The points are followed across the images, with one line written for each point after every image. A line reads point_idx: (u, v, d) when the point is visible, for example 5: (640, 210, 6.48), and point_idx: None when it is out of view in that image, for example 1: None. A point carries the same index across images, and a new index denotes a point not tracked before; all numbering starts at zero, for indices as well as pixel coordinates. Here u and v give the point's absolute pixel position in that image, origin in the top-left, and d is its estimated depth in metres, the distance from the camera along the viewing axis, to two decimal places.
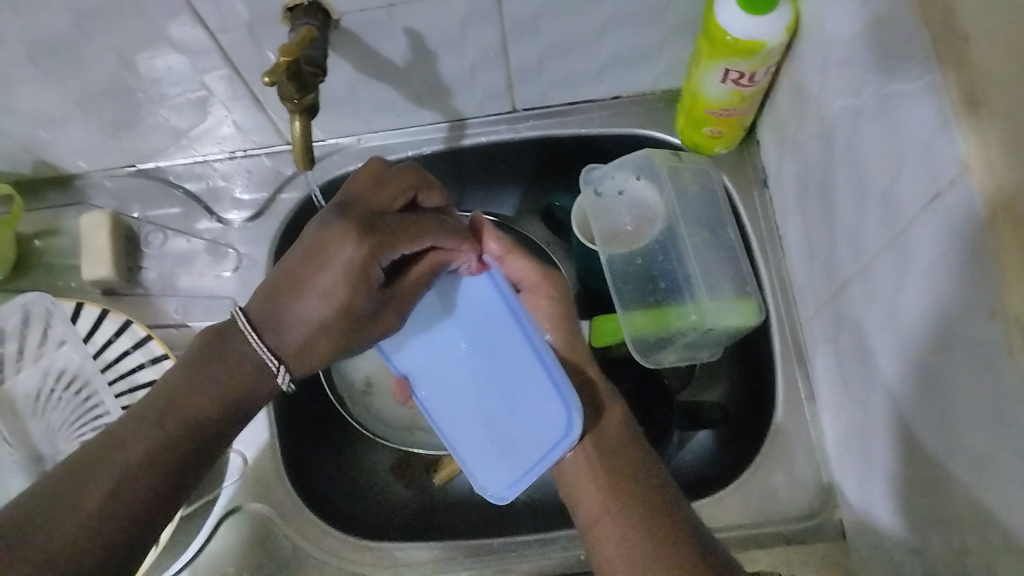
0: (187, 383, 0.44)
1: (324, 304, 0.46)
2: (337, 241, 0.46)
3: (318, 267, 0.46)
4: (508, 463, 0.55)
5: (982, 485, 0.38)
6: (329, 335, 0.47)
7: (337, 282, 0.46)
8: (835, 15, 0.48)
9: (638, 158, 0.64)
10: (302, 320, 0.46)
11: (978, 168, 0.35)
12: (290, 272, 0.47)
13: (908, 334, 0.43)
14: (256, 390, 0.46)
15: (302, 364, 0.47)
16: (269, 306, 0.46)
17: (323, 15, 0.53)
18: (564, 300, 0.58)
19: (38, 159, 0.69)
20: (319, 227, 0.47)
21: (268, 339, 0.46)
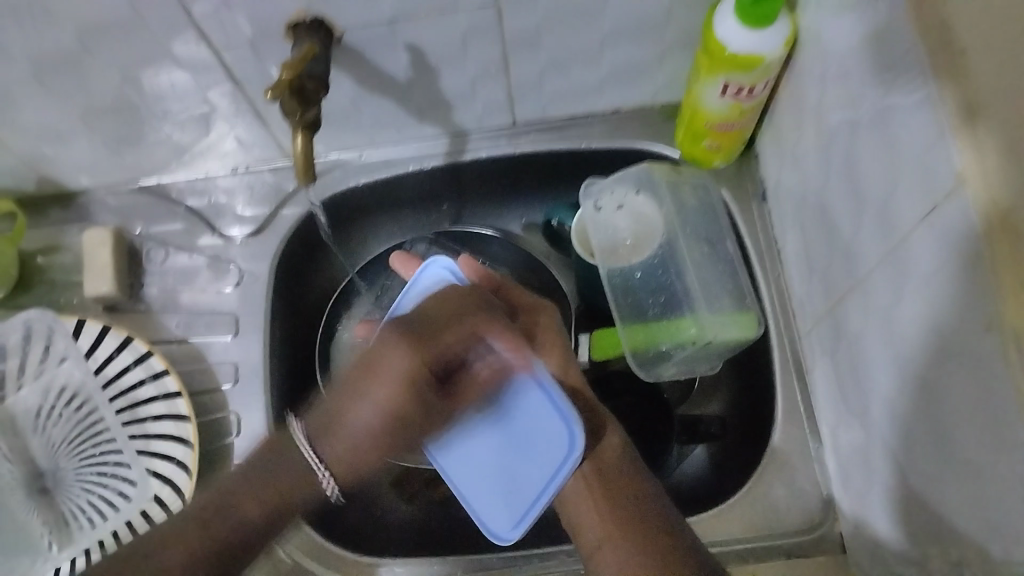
0: (234, 496, 0.47)
1: (377, 412, 0.47)
2: (389, 357, 0.47)
3: (381, 383, 0.47)
4: (512, 500, 0.50)
5: (981, 498, 0.38)
6: (381, 441, 0.47)
7: (392, 395, 0.46)
8: (831, 29, 0.48)
9: (636, 172, 0.64)
10: (358, 428, 0.47)
11: (973, 180, 0.35)
12: (352, 383, 0.47)
13: (906, 346, 0.43)
14: (295, 495, 0.48)
15: (346, 473, 0.48)
16: (329, 413, 0.47)
17: (327, 31, 0.54)
18: (558, 326, 0.54)
19: (42, 175, 0.69)
20: (385, 340, 0.47)
21: (321, 449, 0.47)
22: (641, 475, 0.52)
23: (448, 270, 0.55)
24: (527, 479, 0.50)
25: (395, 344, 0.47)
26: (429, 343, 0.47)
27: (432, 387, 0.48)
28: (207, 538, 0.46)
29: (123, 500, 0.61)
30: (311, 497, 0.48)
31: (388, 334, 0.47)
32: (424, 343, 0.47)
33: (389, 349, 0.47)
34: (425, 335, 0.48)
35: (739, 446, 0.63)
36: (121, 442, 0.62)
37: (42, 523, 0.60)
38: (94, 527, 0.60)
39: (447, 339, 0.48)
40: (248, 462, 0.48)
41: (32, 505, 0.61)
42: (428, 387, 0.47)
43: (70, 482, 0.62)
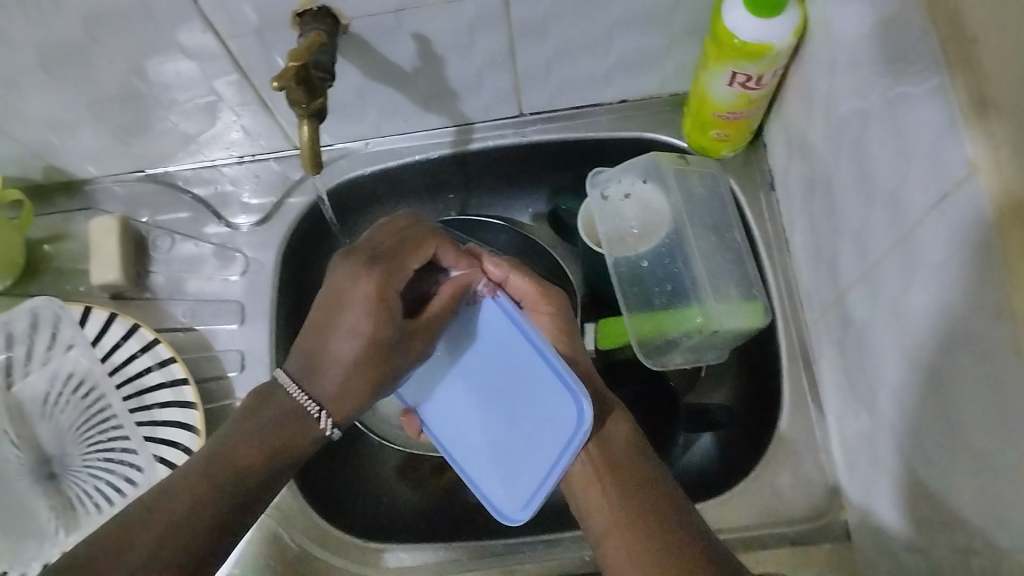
0: (231, 441, 0.47)
1: (353, 337, 0.48)
2: (348, 292, 0.49)
3: (347, 310, 0.48)
4: (523, 482, 0.52)
5: (989, 488, 0.38)
6: (363, 371, 0.48)
7: (365, 318, 0.48)
8: (841, 17, 0.48)
9: (645, 161, 0.64)
10: (335, 358, 0.48)
11: (984, 169, 0.35)
12: (326, 312, 0.49)
13: (915, 336, 0.43)
14: (296, 442, 0.48)
15: (340, 408, 0.48)
16: (309, 352, 0.49)
17: (333, 20, 0.53)
18: (565, 316, 0.56)
19: (49, 164, 0.69)
20: (349, 274, 0.49)
21: (311, 392, 0.48)
22: (648, 465, 0.52)
23: None
24: (538, 459, 0.51)
25: (360, 267, 0.49)
26: (388, 267, 0.50)
27: (396, 307, 0.49)
28: (218, 489, 0.45)
29: (131, 485, 0.61)
30: (306, 440, 0.48)
31: (352, 267, 0.49)
32: (387, 264, 0.50)
33: (349, 281, 0.49)
34: (381, 259, 0.50)
35: (744, 436, 0.63)
36: (128, 428, 0.62)
37: (49, 509, 0.61)
38: (102, 513, 0.61)
39: (405, 258, 0.51)
40: (243, 411, 0.48)
41: (40, 491, 0.62)
42: (396, 306, 0.49)
43: (79, 468, 0.63)
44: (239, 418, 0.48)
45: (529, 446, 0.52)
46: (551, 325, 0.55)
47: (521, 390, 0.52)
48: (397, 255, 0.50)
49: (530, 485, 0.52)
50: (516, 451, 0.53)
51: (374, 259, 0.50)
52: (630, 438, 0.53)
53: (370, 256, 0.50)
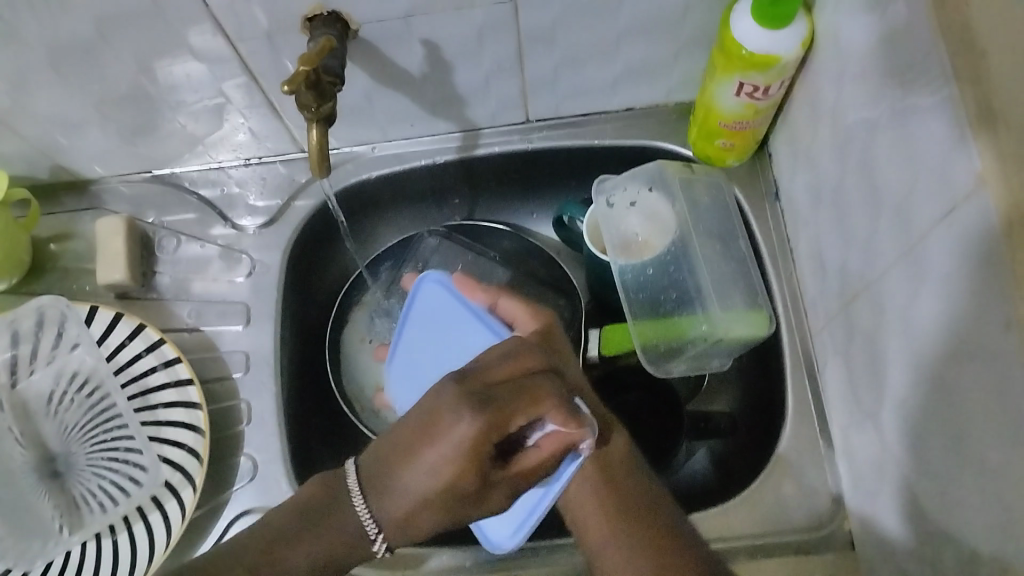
0: (288, 538, 0.45)
1: (434, 480, 0.45)
2: (452, 448, 0.44)
3: (445, 455, 0.44)
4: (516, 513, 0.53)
5: (996, 498, 0.38)
6: (431, 504, 0.45)
7: (452, 461, 0.44)
8: (849, 29, 0.48)
9: (650, 170, 0.65)
10: (411, 491, 0.45)
11: (993, 181, 0.36)
12: (409, 443, 0.46)
13: (921, 346, 0.44)
14: (343, 559, 0.46)
15: (399, 530, 0.46)
16: (383, 458, 0.47)
17: (343, 26, 0.54)
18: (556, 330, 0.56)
19: (56, 163, 0.69)
20: (451, 396, 0.45)
21: (373, 509, 0.46)
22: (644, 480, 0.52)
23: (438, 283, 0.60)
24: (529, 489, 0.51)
25: (457, 403, 0.44)
26: (496, 430, 0.44)
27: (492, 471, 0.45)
28: (256, 558, 0.44)
29: (134, 485, 0.61)
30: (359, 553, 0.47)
31: (447, 388, 0.46)
32: (493, 403, 0.44)
33: (460, 435, 0.44)
34: (492, 403, 0.44)
35: (748, 443, 0.64)
36: (132, 427, 0.63)
37: (52, 508, 0.61)
38: (105, 512, 0.61)
39: (519, 418, 0.44)
40: (302, 505, 0.47)
41: (44, 490, 0.62)
42: (489, 462, 0.44)
43: (82, 466, 0.63)
44: (307, 492, 0.48)
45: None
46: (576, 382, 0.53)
47: None
48: (494, 397, 0.44)
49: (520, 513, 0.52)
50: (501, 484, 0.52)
51: (467, 390, 0.45)
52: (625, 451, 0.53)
53: (460, 378, 0.46)
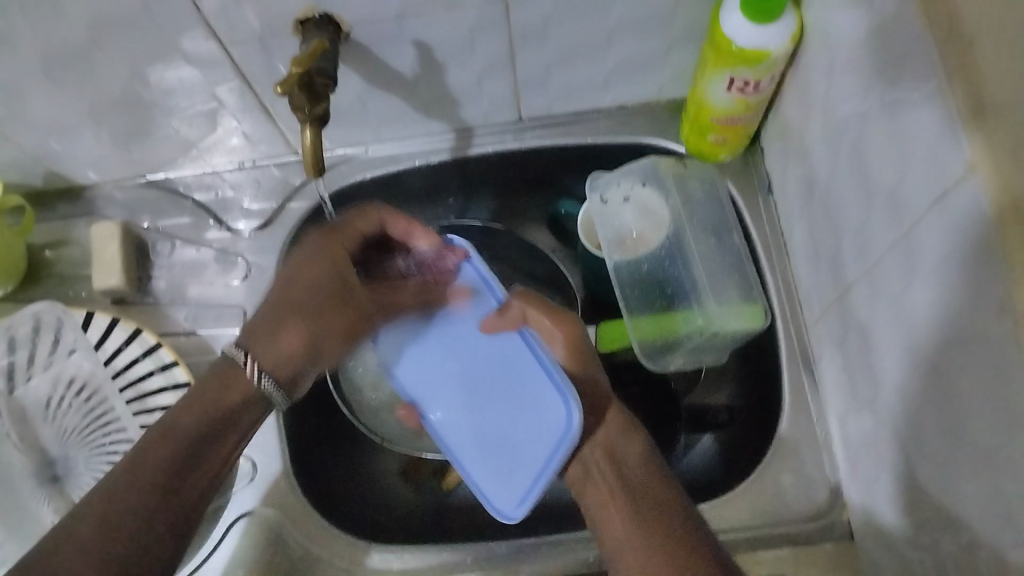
0: (173, 412, 0.48)
1: (308, 293, 0.53)
2: (310, 244, 0.55)
3: (309, 259, 0.54)
4: (519, 477, 0.55)
5: (993, 481, 0.38)
6: (304, 317, 0.52)
7: (320, 265, 0.54)
8: (839, 22, 0.49)
9: (643, 165, 0.65)
10: (287, 308, 0.52)
11: (983, 170, 0.36)
12: (288, 273, 0.54)
13: (916, 334, 0.44)
14: (226, 398, 0.49)
15: (275, 357, 0.51)
16: (258, 321, 0.52)
17: (335, 27, 0.54)
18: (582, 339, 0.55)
19: (50, 170, 0.69)
20: (297, 251, 0.55)
21: (252, 345, 0.51)
22: (663, 481, 0.50)
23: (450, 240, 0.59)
24: (533, 454, 0.54)
25: (318, 240, 0.55)
26: (341, 235, 0.56)
27: (347, 268, 0.55)
28: (155, 458, 0.45)
29: None
30: (242, 392, 0.50)
31: (304, 247, 0.55)
32: (338, 229, 0.56)
33: (319, 238, 0.55)
34: (338, 231, 0.56)
35: (746, 433, 0.64)
36: (131, 431, 0.63)
37: (54, 513, 0.61)
38: None
39: (355, 223, 0.57)
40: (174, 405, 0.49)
41: (43, 495, 0.62)
42: (347, 265, 0.55)
43: (81, 472, 0.63)
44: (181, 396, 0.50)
45: (520, 442, 0.55)
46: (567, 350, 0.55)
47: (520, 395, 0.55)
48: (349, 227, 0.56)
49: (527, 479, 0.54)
50: (503, 450, 0.56)
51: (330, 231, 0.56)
52: (642, 455, 0.52)
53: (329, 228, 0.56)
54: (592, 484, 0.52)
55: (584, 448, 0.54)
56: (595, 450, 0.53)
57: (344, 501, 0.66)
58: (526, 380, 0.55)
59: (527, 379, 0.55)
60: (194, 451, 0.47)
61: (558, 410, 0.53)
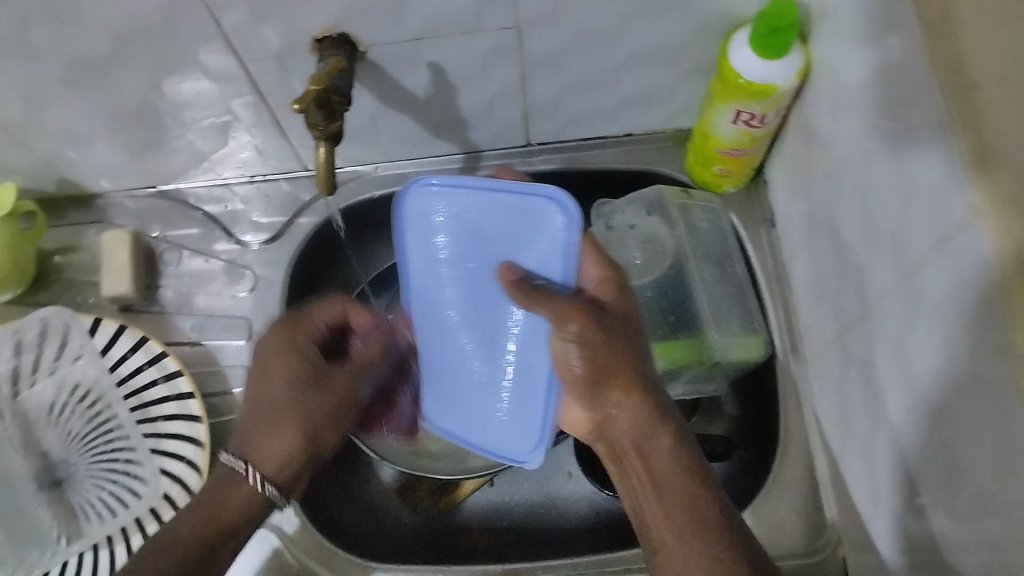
0: (180, 521, 0.51)
1: (277, 391, 0.55)
2: (272, 338, 0.57)
3: (271, 363, 0.56)
4: (445, 408, 0.62)
5: (989, 523, 0.39)
6: (294, 413, 0.54)
7: (283, 359, 0.56)
8: (846, 60, 0.49)
9: (647, 194, 0.67)
10: (266, 408, 0.55)
11: (984, 212, 0.36)
12: (259, 367, 0.56)
13: (914, 374, 0.44)
14: (240, 492, 0.53)
15: (272, 460, 0.54)
16: (244, 430, 0.55)
17: (352, 47, 0.55)
18: (598, 337, 0.50)
19: (63, 177, 0.70)
20: (266, 351, 0.56)
21: (245, 453, 0.54)
22: (696, 482, 0.49)
23: (552, 199, 0.53)
24: (476, 416, 0.61)
25: (283, 336, 0.57)
26: (300, 327, 0.58)
27: (314, 356, 0.57)
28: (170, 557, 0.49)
29: (134, 496, 0.63)
30: (246, 495, 0.53)
31: (270, 345, 0.56)
32: (296, 323, 0.58)
33: (273, 337, 0.57)
34: (294, 326, 0.57)
35: (748, 462, 0.65)
36: (133, 439, 0.64)
37: (48, 517, 0.63)
38: (104, 522, 0.62)
39: (314, 309, 0.59)
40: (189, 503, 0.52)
41: (42, 499, 0.64)
42: (315, 358, 0.57)
43: (82, 476, 0.65)
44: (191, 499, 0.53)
45: (468, 394, 0.61)
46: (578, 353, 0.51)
47: (493, 365, 0.59)
48: (310, 316, 0.58)
49: (458, 425, 0.62)
50: (451, 378, 0.61)
51: (288, 325, 0.57)
52: (673, 451, 0.50)
53: (287, 322, 0.58)
54: (629, 480, 0.52)
55: (614, 438, 0.52)
56: (624, 441, 0.52)
57: (345, 516, 0.67)
58: (523, 359, 0.58)
59: (526, 361, 0.58)
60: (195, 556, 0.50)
61: (530, 439, 0.59)
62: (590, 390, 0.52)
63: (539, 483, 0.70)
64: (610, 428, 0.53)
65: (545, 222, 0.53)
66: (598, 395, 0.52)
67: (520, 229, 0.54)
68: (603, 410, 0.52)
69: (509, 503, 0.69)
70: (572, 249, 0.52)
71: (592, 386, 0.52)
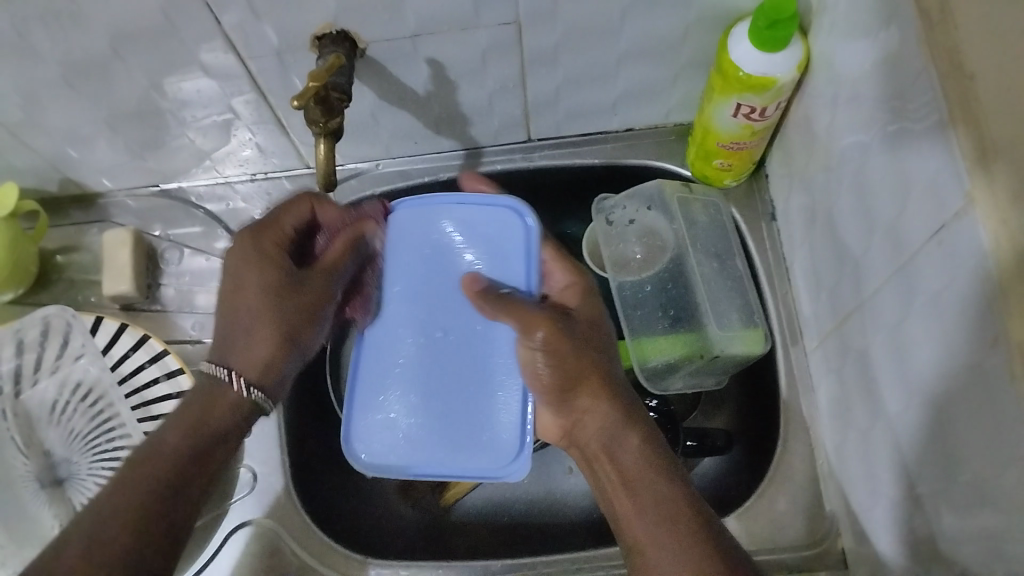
0: (161, 433, 0.48)
1: (253, 296, 0.52)
2: (238, 248, 0.54)
3: (242, 270, 0.53)
4: (399, 444, 0.57)
5: (988, 513, 0.39)
6: (271, 317, 0.52)
7: (253, 268, 0.53)
8: (844, 53, 0.49)
9: (648, 190, 0.66)
10: (245, 312, 0.52)
11: (982, 202, 0.36)
12: (229, 277, 0.53)
13: (912, 365, 0.45)
14: (224, 405, 0.51)
15: (255, 366, 0.51)
16: (222, 336, 0.52)
17: (351, 44, 0.55)
18: (565, 339, 0.51)
19: (65, 177, 0.70)
20: (237, 262, 0.53)
21: (224, 360, 0.52)
22: (665, 476, 0.50)
23: (511, 209, 0.58)
24: (444, 440, 0.56)
25: (251, 245, 0.53)
26: (269, 232, 0.54)
27: (284, 261, 0.54)
28: (155, 467, 0.46)
29: None
30: (230, 403, 0.51)
31: (241, 253, 0.53)
32: (261, 231, 0.54)
33: (237, 251, 0.53)
34: (259, 229, 0.54)
35: (748, 457, 0.65)
36: (134, 436, 0.64)
37: (53, 517, 0.62)
38: None
39: (278, 215, 0.55)
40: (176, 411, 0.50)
41: (45, 498, 0.63)
42: (284, 261, 0.54)
43: (82, 476, 0.64)
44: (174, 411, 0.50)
45: (434, 418, 0.57)
46: (540, 363, 0.52)
47: (473, 378, 0.56)
48: (277, 225, 0.55)
49: (421, 457, 0.57)
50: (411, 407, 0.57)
51: (256, 235, 0.54)
52: (641, 450, 0.51)
53: (254, 231, 0.54)
54: (600, 484, 0.52)
55: (584, 444, 0.53)
56: (593, 445, 0.52)
57: (346, 510, 0.67)
58: (496, 372, 0.56)
59: (499, 374, 0.56)
60: (185, 459, 0.48)
61: (510, 447, 0.55)
62: (556, 396, 0.52)
63: (540, 478, 0.70)
64: (578, 434, 0.53)
65: (503, 229, 0.58)
66: (565, 401, 0.52)
67: (483, 238, 0.58)
68: (570, 415, 0.53)
69: (511, 497, 0.69)
70: (532, 257, 0.57)
71: (556, 394, 0.52)
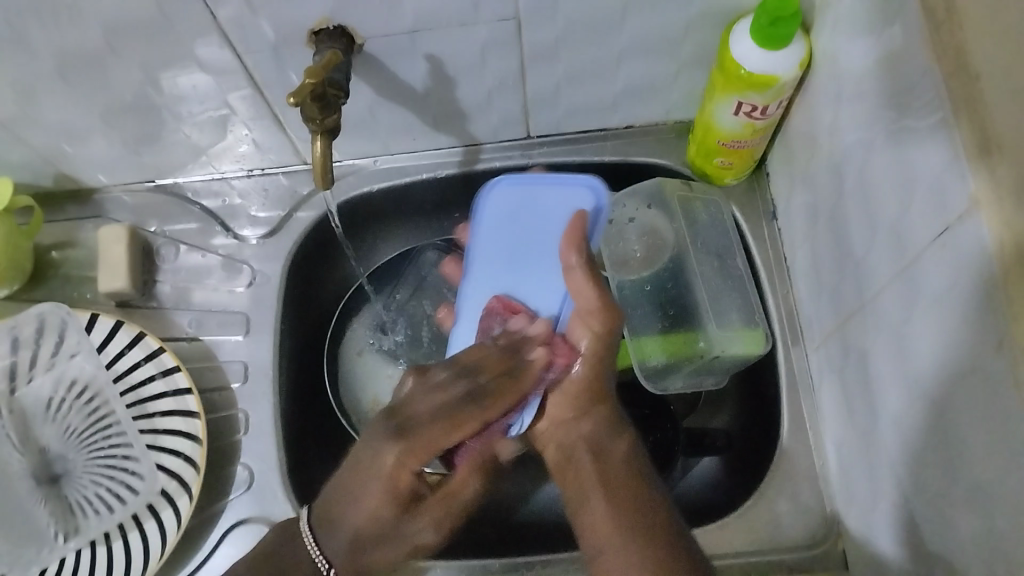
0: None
1: (369, 512, 0.54)
2: (376, 449, 0.54)
3: (367, 480, 0.54)
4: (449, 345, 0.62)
5: (990, 519, 0.38)
6: (381, 527, 0.55)
7: (380, 489, 0.54)
8: (847, 51, 0.49)
9: (649, 187, 0.66)
10: (355, 527, 0.55)
11: (987, 205, 0.36)
12: (357, 473, 0.55)
13: (913, 366, 0.44)
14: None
15: (347, 565, 0.56)
16: (325, 510, 0.56)
17: (348, 40, 0.54)
18: (609, 337, 0.55)
19: (60, 171, 0.70)
20: (376, 467, 0.54)
21: (323, 543, 0.55)
22: (645, 480, 0.54)
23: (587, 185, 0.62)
24: None
25: (397, 459, 0.54)
26: (411, 454, 0.54)
27: (417, 490, 0.56)
28: None
29: (132, 492, 0.63)
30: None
31: (378, 460, 0.54)
32: (407, 432, 0.54)
33: (379, 442, 0.54)
34: (402, 422, 0.55)
35: (745, 459, 0.65)
36: (132, 434, 0.64)
37: (48, 515, 0.62)
38: (102, 518, 0.62)
39: (420, 408, 0.55)
40: (265, 549, 0.56)
41: (40, 495, 0.63)
42: (414, 489, 0.55)
43: (80, 473, 0.65)
44: (262, 568, 0.55)
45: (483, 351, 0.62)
46: (596, 341, 0.55)
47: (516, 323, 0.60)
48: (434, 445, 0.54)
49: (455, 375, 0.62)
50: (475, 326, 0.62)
51: (406, 442, 0.54)
52: (626, 454, 0.55)
53: (400, 428, 0.54)
54: (573, 482, 0.56)
55: (569, 441, 0.58)
56: (581, 445, 0.57)
57: None
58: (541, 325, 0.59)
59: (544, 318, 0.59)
60: None
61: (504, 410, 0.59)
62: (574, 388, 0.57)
63: (537, 475, 0.70)
64: (570, 431, 0.58)
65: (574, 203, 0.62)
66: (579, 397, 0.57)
67: (561, 214, 0.62)
68: (567, 413, 0.58)
69: (511, 495, 0.69)
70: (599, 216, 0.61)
71: (571, 390, 0.57)
